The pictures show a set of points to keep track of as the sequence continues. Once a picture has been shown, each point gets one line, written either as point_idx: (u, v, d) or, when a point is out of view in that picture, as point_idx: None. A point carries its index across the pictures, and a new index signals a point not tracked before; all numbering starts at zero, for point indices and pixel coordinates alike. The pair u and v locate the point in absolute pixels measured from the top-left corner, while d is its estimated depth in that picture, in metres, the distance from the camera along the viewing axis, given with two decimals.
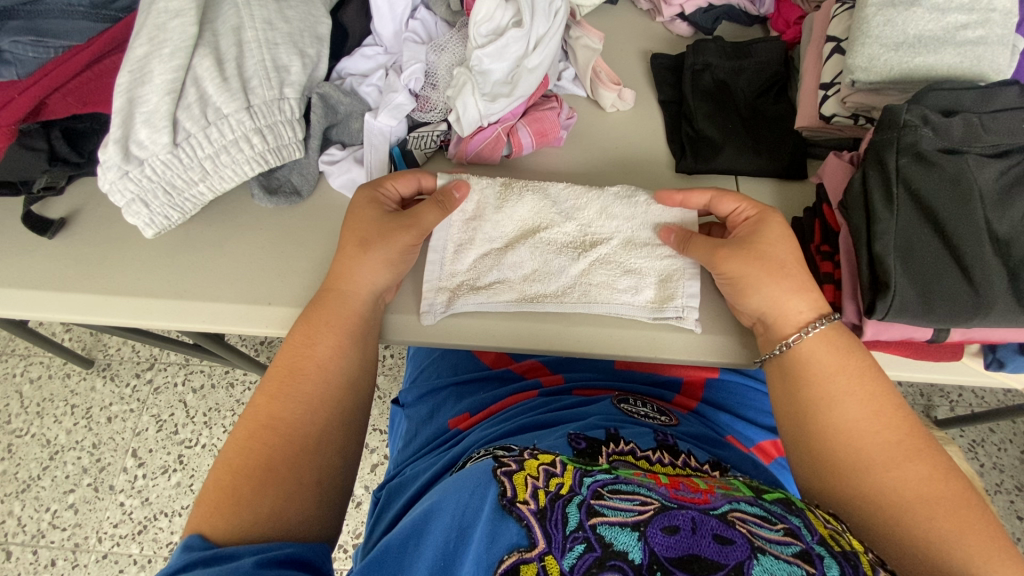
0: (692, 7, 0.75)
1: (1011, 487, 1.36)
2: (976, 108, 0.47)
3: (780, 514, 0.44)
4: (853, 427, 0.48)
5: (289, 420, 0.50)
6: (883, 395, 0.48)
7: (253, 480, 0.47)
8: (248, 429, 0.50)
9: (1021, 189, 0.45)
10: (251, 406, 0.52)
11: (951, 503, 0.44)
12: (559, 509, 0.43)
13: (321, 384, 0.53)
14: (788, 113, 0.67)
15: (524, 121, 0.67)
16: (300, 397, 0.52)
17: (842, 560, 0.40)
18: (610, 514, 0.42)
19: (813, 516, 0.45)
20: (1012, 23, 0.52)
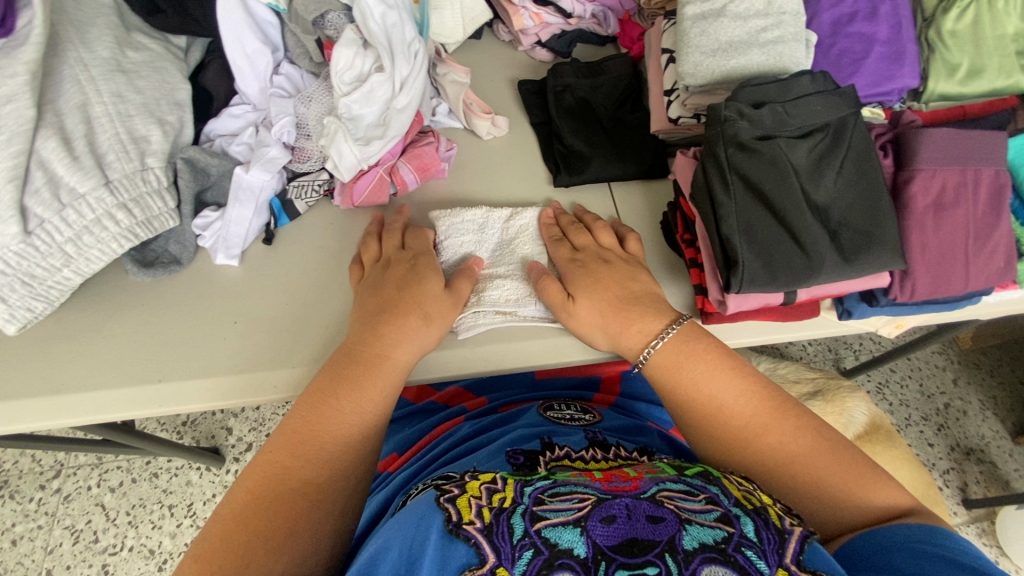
0: (547, 34, 0.81)
1: (918, 419, 1.52)
2: (780, 98, 0.53)
3: (701, 486, 0.51)
4: (721, 411, 0.55)
5: (315, 482, 0.48)
6: (740, 378, 0.56)
7: (271, 543, 0.44)
8: (264, 481, 0.47)
9: (827, 162, 0.53)
10: (270, 453, 0.49)
11: (814, 449, 0.53)
12: (505, 522, 0.46)
13: (352, 449, 0.51)
14: (644, 120, 0.74)
15: (404, 158, 0.69)
16: (333, 460, 0.50)
17: (754, 517, 0.47)
18: (552, 516, 0.46)
19: (727, 482, 0.52)
20: (802, 22, 0.61)
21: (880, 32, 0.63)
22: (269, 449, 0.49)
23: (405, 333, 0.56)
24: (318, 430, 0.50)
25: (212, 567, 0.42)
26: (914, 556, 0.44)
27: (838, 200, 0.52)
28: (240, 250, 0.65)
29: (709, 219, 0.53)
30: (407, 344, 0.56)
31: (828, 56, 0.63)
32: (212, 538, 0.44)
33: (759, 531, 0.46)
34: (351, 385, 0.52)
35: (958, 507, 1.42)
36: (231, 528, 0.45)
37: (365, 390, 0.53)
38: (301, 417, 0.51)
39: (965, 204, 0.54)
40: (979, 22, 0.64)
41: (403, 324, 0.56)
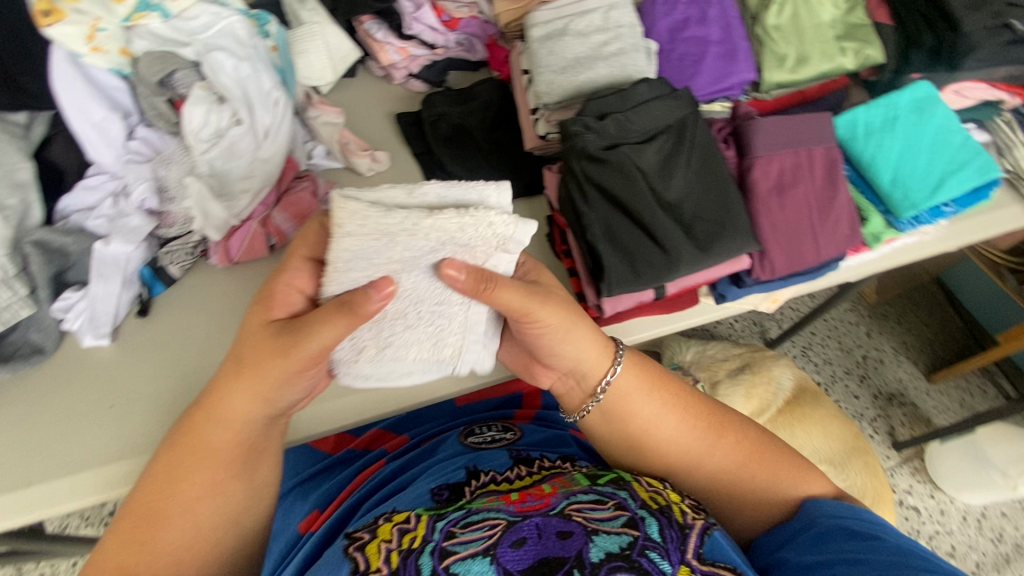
0: (417, 66, 0.83)
1: (842, 374, 1.62)
2: (621, 108, 0.57)
3: (610, 492, 0.52)
4: (676, 432, 0.58)
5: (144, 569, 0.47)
6: (683, 399, 0.60)
7: None
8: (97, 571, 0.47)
9: (674, 162, 0.56)
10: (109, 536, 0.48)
11: (752, 451, 0.59)
12: (413, 563, 0.45)
13: (191, 530, 0.49)
14: (519, 139, 0.76)
15: (279, 208, 0.67)
16: (166, 545, 0.48)
17: (659, 517, 0.49)
18: (461, 550, 0.46)
19: (637, 485, 0.53)
20: (639, 33, 0.64)
21: (712, 35, 0.68)
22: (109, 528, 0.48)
23: (229, 387, 0.49)
24: (158, 509, 0.48)
25: None
26: (818, 535, 0.52)
27: (689, 196, 0.56)
28: (111, 328, 0.61)
29: (577, 230, 0.56)
30: (230, 404, 0.49)
31: (670, 60, 0.67)
32: None
33: (662, 531, 0.48)
34: (188, 455, 0.50)
35: (889, 451, 1.52)
36: None
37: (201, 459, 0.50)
38: (136, 500, 0.49)
39: (803, 182, 0.59)
40: (798, 15, 0.69)
41: (223, 378, 0.50)
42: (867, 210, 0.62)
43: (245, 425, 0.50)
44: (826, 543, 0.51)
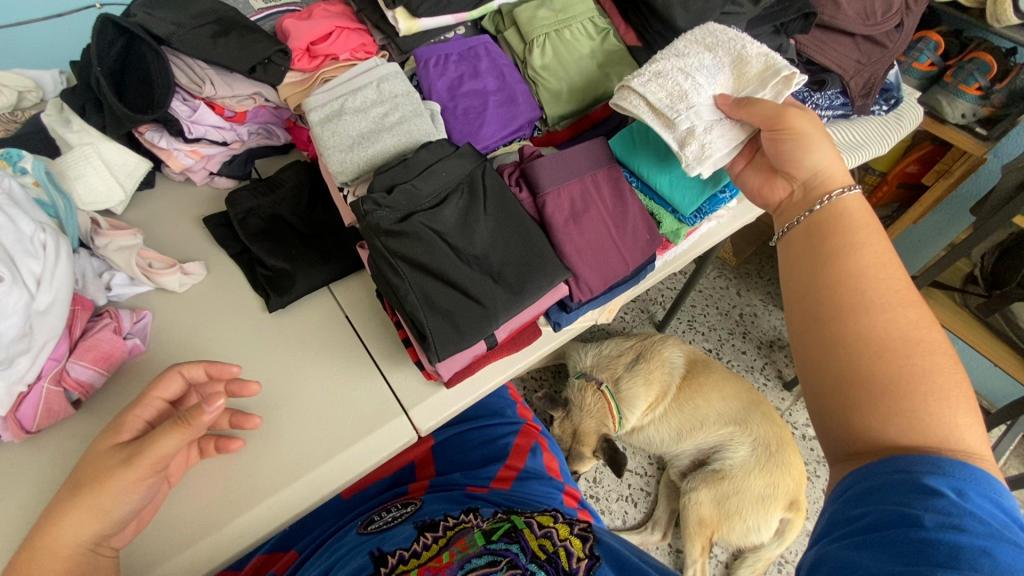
0: (216, 164, 0.80)
1: (726, 335, 1.76)
2: (407, 177, 0.58)
3: (503, 548, 0.55)
4: (863, 270, 0.48)
5: None
6: (889, 265, 0.48)
7: None
8: None
9: (471, 216, 0.58)
10: None
11: (934, 354, 0.43)
12: None
13: None
14: (338, 216, 0.75)
15: (74, 356, 0.60)
16: None
17: (546, 566, 0.54)
18: None
19: (527, 535, 0.57)
20: (416, 98, 0.67)
21: (488, 85, 0.72)
22: None
23: (64, 509, 0.46)
24: None
25: None
26: (862, 497, 0.40)
27: (494, 243, 0.58)
28: None
29: (397, 302, 0.56)
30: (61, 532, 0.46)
31: (456, 115, 0.70)
32: None
33: None
34: None
35: (783, 393, 1.67)
36: None
37: None
38: None
39: (595, 205, 0.63)
40: (558, 52, 0.75)
41: (56, 506, 0.47)
42: (658, 214, 0.69)
43: (76, 552, 0.46)
44: (866, 507, 0.39)
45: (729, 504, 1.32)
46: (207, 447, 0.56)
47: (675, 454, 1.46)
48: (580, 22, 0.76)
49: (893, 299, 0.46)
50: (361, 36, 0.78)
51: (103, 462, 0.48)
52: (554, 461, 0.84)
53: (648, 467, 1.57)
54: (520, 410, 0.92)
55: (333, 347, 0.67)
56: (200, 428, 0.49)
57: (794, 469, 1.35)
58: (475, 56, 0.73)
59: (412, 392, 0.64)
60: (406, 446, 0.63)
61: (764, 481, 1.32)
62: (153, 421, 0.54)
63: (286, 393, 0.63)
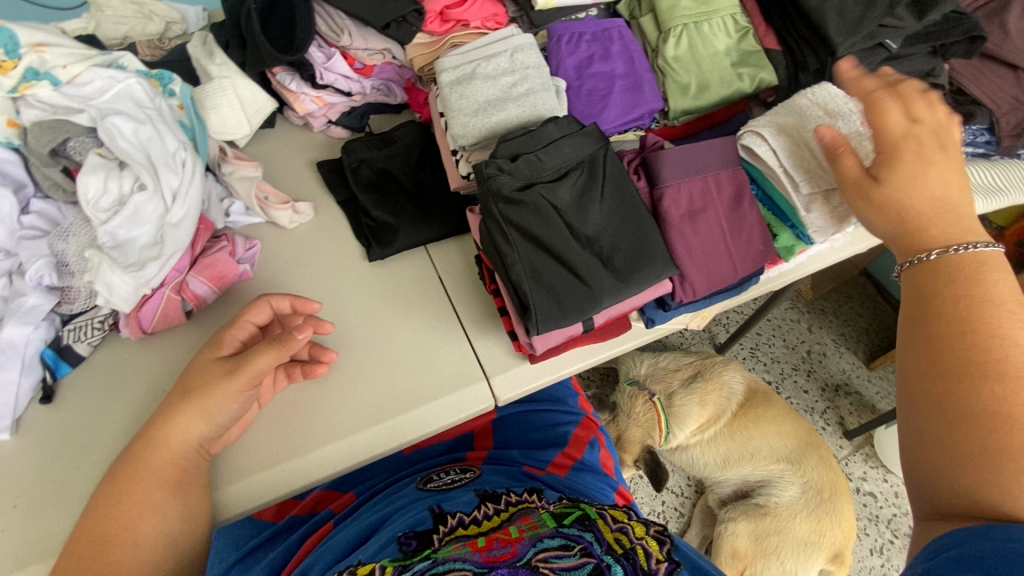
0: (336, 113, 0.83)
1: (790, 371, 1.68)
2: (532, 148, 0.58)
3: (576, 535, 0.48)
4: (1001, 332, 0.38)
5: None
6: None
7: None
8: None
9: (588, 196, 0.57)
10: None
11: None
12: None
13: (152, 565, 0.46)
14: (443, 180, 0.76)
15: (194, 271, 0.65)
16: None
17: (624, 562, 0.45)
18: None
19: (602, 528, 0.50)
20: (546, 73, 0.66)
21: (617, 69, 0.70)
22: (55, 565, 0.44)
23: (174, 409, 0.50)
24: (112, 545, 0.45)
25: None
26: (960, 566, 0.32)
27: (607, 227, 0.57)
28: (11, 420, 0.57)
29: (501, 269, 0.56)
30: (177, 429, 0.49)
31: (580, 96, 0.69)
32: None
33: None
34: (119, 492, 0.47)
35: (841, 441, 1.58)
36: None
37: (146, 485, 0.48)
38: (79, 534, 0.46)
39: (713, 206, 0.61)
40: (693, 46, 0.73)
41: (166, 406, 0.51)
42: (775, 227, 0.67)
43: (183, 448, 0.50)
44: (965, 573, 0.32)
45: (768, 542, 1.26)
46: (293, 373, 0.60)
47: (717, 481, 1.41)
48: (720, 17, 0.74)
49: (1019, 364, 0.37)
50: (495, 6, 0.77)
51: (209, 370, 0.52)
52: (610, 459, 0.83)
53: (686, 489, 1.52)
54: (581, 403, 0.91)
55: (423, 304, 0.69)
56: (293, 348, 0.52)
57: (845, 520, 1.28)
58: (608, 38, 0.72)
59: (496, 361, 0.65)
60: (481, 413, 0.63)
61: (809, 527, 1.25)
62: (245, 341, 0.57)
63: (375, 341, 0.65)
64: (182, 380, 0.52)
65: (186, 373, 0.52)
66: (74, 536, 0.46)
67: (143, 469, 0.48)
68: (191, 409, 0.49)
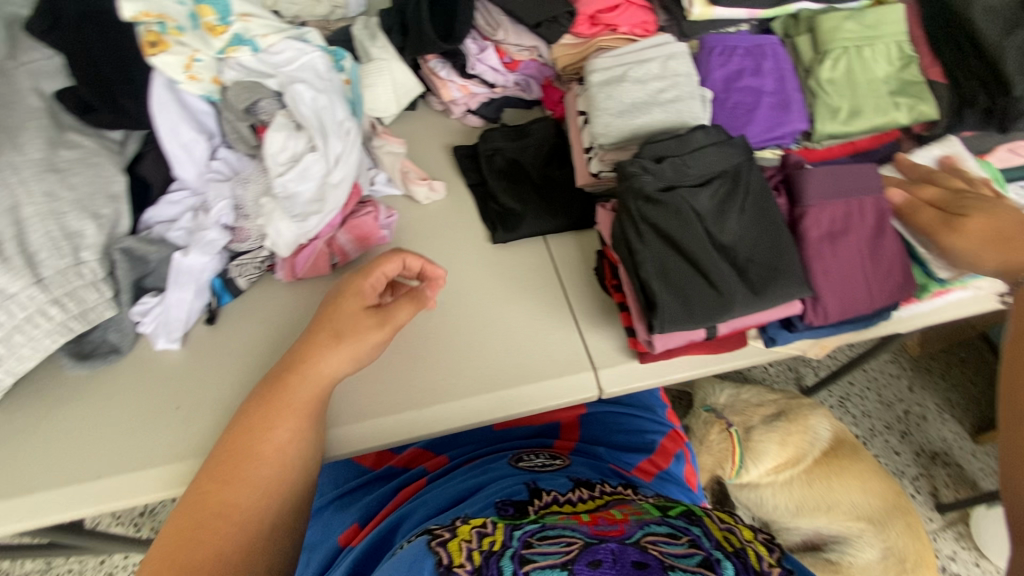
0: (476, 102, 0.87)
1: (880, 428, 1.54)
2: (678, 152, 0.59)
3: (683, 527, 0.50)
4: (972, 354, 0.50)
5: (237, 505, 0.50)
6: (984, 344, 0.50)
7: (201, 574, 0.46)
8: (199, 505, 0.50)
9: (728, 206, 0.58)
10: (200, 485, 0.51)
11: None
12: (495, 564, 0.46)
13: (275, 474, 0.52)
14: (571, 176, 0.79)
15: (343, 229, 0.72)
16: (252, 481, 0.51)
17: (734, 558, 0.45)
18: (540, 560, 0.45)
19: (711, 524, 0.51)
20: (695, 82, 0.67)
21: (766, 85, 0.70)
22: (211, 460, 0.52)
23: (323, 348, 0.56)
24: (252, 454, 0.52)
25: None
26: None
27: (744, 238, 0.57)
28: (182, 333, 0.66)
29: (630, 265, 0.57)
30: (324, 364, 0.55)
31: (725, 108, 0.69)
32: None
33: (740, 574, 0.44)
34: (270, 409, 0.54)
35: (932, 513, 1.44)
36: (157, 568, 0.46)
37: (285, 409, 0.54)
38: (230, 439, 0.53)
39: (855, 229, 0.60)
40: (852, 69, 0.72)
41: (314, 342, 0.56)
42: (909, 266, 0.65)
43: (325, 383, 0.56)
44: None
45: None
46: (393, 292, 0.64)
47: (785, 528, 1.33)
48: (886, 43, 0.73)
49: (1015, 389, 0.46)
50: (645, 14, 0.79)
51: (353, 316, 0.57)
52: (694, 476, 0.82)
53: None
54: (668, 415, 0.90)
55: (539, 290, 0.72)
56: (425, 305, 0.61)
57: None
58: (761, 54, 0.71)
59: (605, 354, 0.66)
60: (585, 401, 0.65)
61: None
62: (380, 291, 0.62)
63: (491, 316, 0.69)
64: (323, 317, 0.58)
65: (334, 314, 0.57)
66: (226, 440, 0.54)
67: (291, 390, 0.54)
68: (334, 348, 0.56)
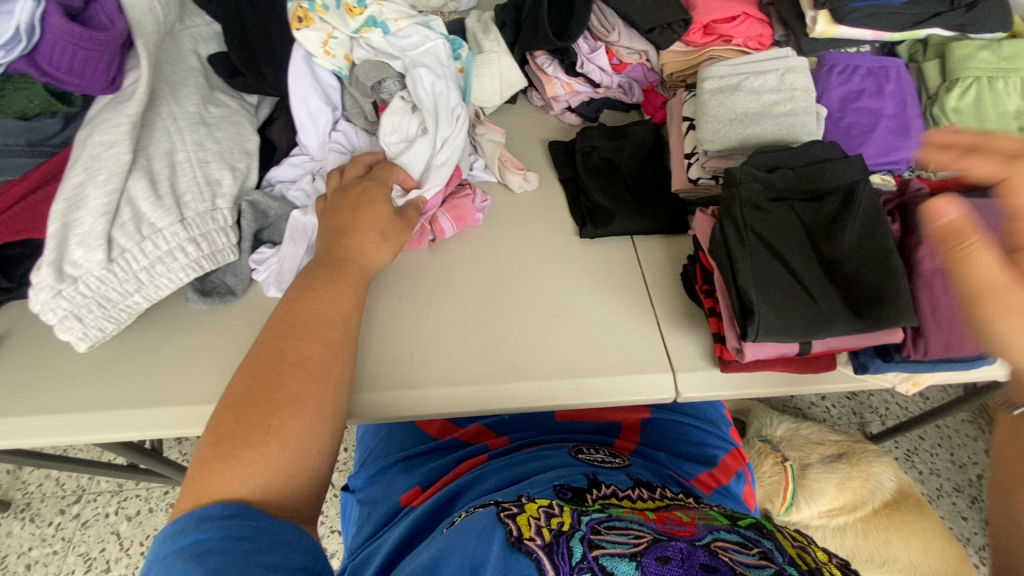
0: (576, 101, 0.89)
1: (950, 489, 1.43)
2: (792, 163, 0.60)
3: (755, 539, 0.49)
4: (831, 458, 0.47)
5: (313, 359, 0.52)
6: None
7: (280, 410, 0.48)
8: (267, 359, 0.51)
9: (837, 223, 0.57)
10: (264, 345, 0.53)
11: None
12: (564, 544, 0.47)
13: (339, 331, 0.55)
14: (665, 181, 0.80)
15: (444, 209, 0.75)
16: (319, 340, 0.54)
17: None
18: (609, 547, 0.46)
19: (783, 539, 0.50)
20: (812, 99, 0.67)
21: (886, 108, 0.69)
22: (262, 337, 0.53)
23: (359, 236, 0.63)
24: (313, 317, 0.55)
25: (230, 441, 0.45)
26: None
27: (850, 257, 0.57)
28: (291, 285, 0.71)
29: (728, 272, 0.57)
30: (372, 252, 0.63)
31: (838, 127, 0.68)
32: (219, 425, 0.47)
33: None
34: (324, 282, 0.58)
35: None
36: (236, 408, 0.48)
37: (340, 284, 0.59)
38: (284, 313, 0.56)
39: None
40: (980, 100, 0.69)
41: (345, 232, 0.63)
42: None
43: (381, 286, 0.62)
44: None
45: None
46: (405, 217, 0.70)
47: None
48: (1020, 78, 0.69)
49: None
50: (763, 27, 0.79)
51: (378, 207, 0.65)
52: (753, 497, 0.80)
53: None
54: (732, 433, 0.89)
55: (624, 287, 0.73)
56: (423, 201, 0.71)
57: None
58: (884, 76, 0.71)
59: (685, 358, 0.66)
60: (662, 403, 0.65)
61: None
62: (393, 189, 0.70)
63: (574, 307, 0.71)
64: (350, 209, 0.64)
65: (365, 212, 0.64)
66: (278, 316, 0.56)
67: (345, 272, 0.60)
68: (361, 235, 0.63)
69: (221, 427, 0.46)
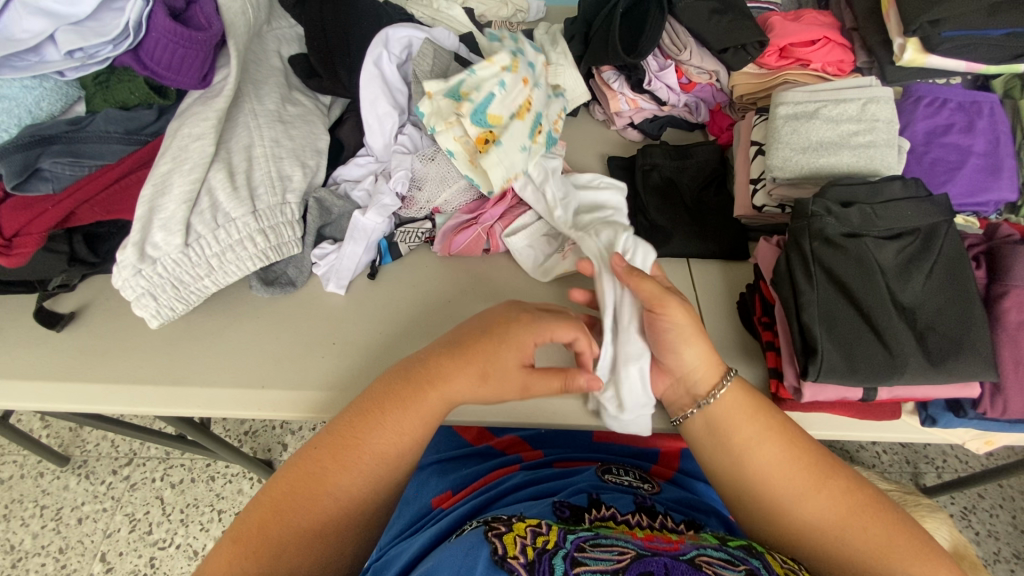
0: (639, 118, 0.87)
1: (1009, 555, 1.25)
2: (869, 200, 0.56)
3: (742, 557, 0.51)
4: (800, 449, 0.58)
5: (349, 495, 0.52)
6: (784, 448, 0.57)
7: (299, 541, 0.50)
8: (303, 476, 0.52)
9: (915, 265, 0.54)
10: (314, 453, 0.53)
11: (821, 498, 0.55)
12: (546, 561, 0.48)
13: (384, 468, 0.53)
14: (726, 205, 0.78)
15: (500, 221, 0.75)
16: (367, 475, 0.53)
17: None
18: (592, 564, 0.48)
19: (772, 559, 0.52)
20: (895, 131, 0.64)
21: (976, 145, 0.65)
22: (316, 442, 0.53)
23: (455, 376, 0.55)
24: (359, 446, 0.53)
25: (240, 558, 0.47)
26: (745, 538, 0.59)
27: (928, 302, 0.53)
28: (349, 281, 0.74)
29: (790, 307, 0.55)
30: (454, 385, 0.55)
31: (921, 162, 0.65)
32: (245, 522, 0.50)
33: None
34: (395, 403, 0.54)
35: None
36: (260, 517, 0.50)
37: (410, 415, 0.54)
38: (347, 421, 0.54)
39: None
40: None
41: (446, 364, 0.55)
42: None
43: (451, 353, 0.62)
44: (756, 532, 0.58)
45: None
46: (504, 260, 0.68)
47: None
48: None
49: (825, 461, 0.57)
50: (844, 53, 0.77)
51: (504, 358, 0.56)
52: None
53: None
54: None
55: None
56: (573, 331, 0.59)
57: None
58: (977, 111, 0.66)
59: None
60: None
61: None
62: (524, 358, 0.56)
63: None
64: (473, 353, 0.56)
65: (489, 355, 0.55)
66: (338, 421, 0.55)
67: (421, 402, 0.54)
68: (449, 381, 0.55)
69: (245, 525, 0.50)
